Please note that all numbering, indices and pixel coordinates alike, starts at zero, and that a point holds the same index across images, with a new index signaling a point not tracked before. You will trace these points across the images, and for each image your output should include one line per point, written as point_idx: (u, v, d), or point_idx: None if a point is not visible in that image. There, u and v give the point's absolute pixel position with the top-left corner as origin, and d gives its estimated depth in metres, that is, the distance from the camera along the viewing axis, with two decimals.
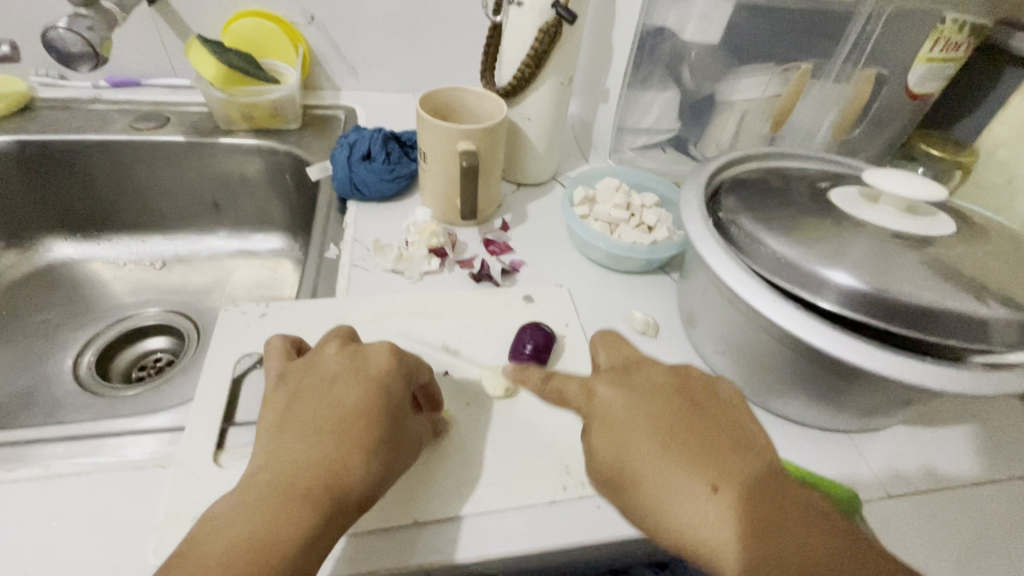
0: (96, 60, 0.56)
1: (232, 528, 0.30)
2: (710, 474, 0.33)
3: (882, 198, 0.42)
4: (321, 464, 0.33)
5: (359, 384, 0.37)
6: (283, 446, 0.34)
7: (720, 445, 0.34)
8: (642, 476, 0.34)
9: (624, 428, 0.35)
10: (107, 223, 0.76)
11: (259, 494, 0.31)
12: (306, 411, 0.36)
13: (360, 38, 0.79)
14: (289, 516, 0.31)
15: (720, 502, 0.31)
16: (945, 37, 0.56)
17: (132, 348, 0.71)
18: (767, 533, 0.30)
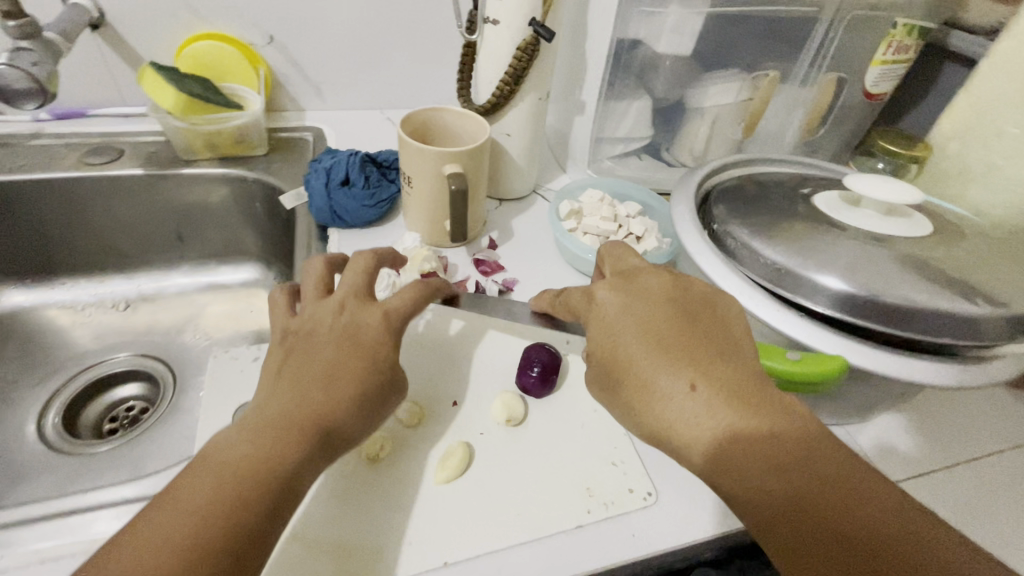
0: (44, 96, 0.51)
1: (229, 458, 0.34)
2: (694, 371, 0.35)
3: (862, 202, 0.44)
4: (313, 403, 0.37)
5: (343, 330, 0.40)
6: (276, 391, 0.38)
7: (704, 349, 0.36)
8: (629, 369, 0.36)
9: (616, 327, 0.38)
10: (60, 265, 0.71)
11: (253, 436, 0.35)
12: (302, 359, 0.39)
13: (323, 57, 0.76)
14: (284, 449, 0.35)
15: (701, 395, 0.34)
16: (896, 41, 0.60)
17: (101, 399, 0.66)
18: (740, 427, 0.33)
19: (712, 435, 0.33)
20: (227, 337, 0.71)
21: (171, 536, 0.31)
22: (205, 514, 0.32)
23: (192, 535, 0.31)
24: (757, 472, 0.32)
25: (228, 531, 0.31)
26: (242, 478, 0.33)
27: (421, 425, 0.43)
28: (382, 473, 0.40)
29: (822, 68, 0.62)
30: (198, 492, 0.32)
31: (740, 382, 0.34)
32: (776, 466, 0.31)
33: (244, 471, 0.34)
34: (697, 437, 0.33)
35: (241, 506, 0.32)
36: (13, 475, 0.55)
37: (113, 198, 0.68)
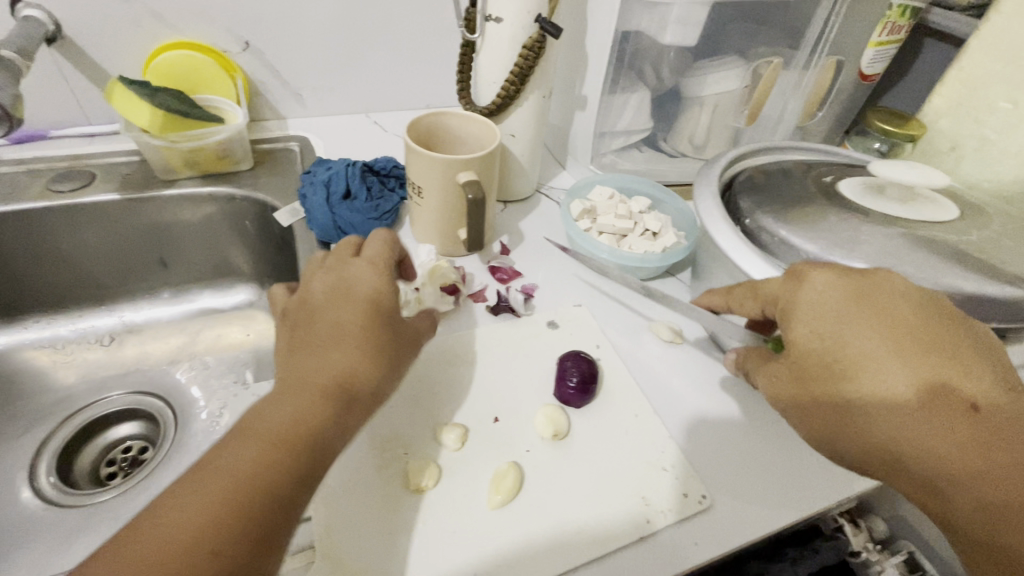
0: (10, 123, 0.47)
1: (254, 428, 0.33)
2: (948, 382, 0.32)
3: (885, 188, 0.45)
4: (339, 367, 0.36)
5: (358, 304, 0.38)
6: (304, 356, 0.36)
7: (974, 369, 0.33)
8: (864, 366, 0.33)
9: (846, 320, 0.34)
10: (32, 302, 0.66)
11: (284, 403, 0.34)
12: (307, 331, 0.38)
13: (304, 61, 0.72)
14: (312, 410, 0.34)
15: (950, 408, 0.32)
16: (891, 22, 0.62)
17: (96, 442, 0.62)
18: (987, 446, 0.31)
19: (951, 443, 0.31)
20: (227, 365, 0.67)
21: (213, 498, 0.30)
22: (236, 486, 0.30)
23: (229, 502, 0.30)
24: (980, 479, 0.31)
25: (258, 512, 0.30)
26: (271, 444, 0.32)
27: (465, 446, 0.42)
28: (433, 502, 0.39)
29: (819, 52, 0.63)
30: (231, 456, 0.32)
31: (993, 399, 0.32)
32: (1018, 483, 0.30)
33: (269, 438, 0.32)
34: (935, 442, 0.32)
35: (269, 470, 0.31)
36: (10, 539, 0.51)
37: (89, 226, 0.63)
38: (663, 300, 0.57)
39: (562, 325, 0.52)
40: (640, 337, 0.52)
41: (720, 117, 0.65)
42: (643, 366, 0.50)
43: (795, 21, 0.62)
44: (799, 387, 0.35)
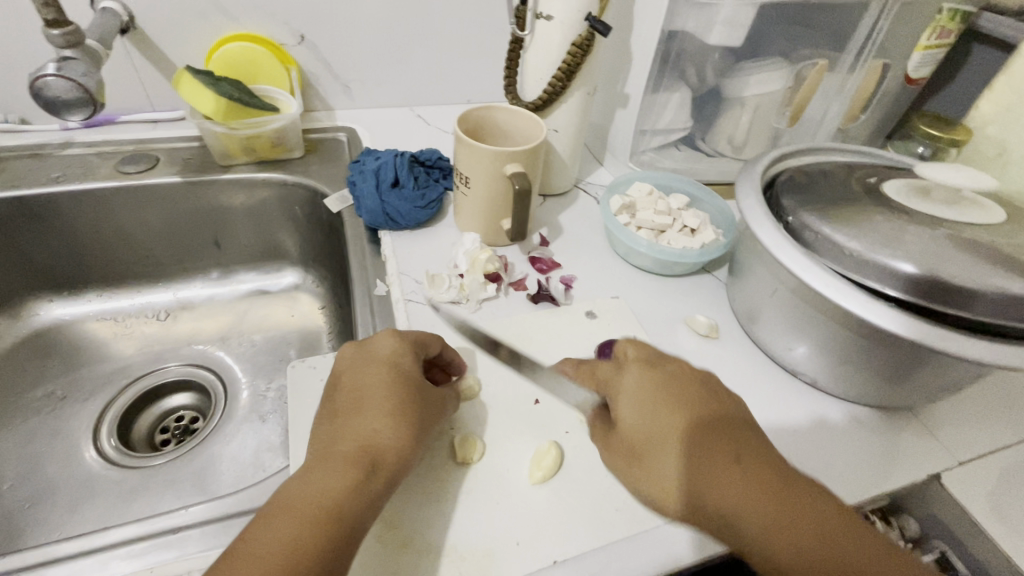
0: (93, 106, 0.50)
1: (292, 496, 0.34)
2: (722, 443, 0.37)
3: (931, 190, 0.45)
4: (362, 434, 0.37)
5: (379, 370, 0.40)
6: (330, 430, 0.38)
7: (743, 432, 0.38)
8: (658, 445, 0.38)
9: (640, 406, 0.39)
10: (96, 277, 0.70)
11: (316, 472, 0.35)
12: (344, 401, 0.39)
13: (355, 55, 0.75)
14: (334, 478, 0.34)
15: (726, 463, 0.36)
16: (942, 26, 0.62)
17: (152, 410, 0.66)
18: (777, 495, 0.34)
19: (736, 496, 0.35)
20: (273, 344, 0.70)
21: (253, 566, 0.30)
22: (272, 554, 0.31)
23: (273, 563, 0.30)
24: (783, 537, 0.33)
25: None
26: (307, 512, 0.33)
27: (508, 424, 0.44)
28: (479, 475, 0.41)
29: (865, 55, 0.63)
30: (268, 519, 0.33)
31: (762, 458, 0.37)
32: (805, 530, 0.33)
33: (306, 504, 0.33)
34: (726, 499, 0.35)
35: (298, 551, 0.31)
36: (77, 496, 0.55)
37: (151, 206, 0.67)
38: (699, 296, 0.58)
39: (601, 315, 0.53)
40: (677, 331, 0.54)
41: (761, 119, 0.66)
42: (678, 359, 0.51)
43: (842, 24, 0.63)
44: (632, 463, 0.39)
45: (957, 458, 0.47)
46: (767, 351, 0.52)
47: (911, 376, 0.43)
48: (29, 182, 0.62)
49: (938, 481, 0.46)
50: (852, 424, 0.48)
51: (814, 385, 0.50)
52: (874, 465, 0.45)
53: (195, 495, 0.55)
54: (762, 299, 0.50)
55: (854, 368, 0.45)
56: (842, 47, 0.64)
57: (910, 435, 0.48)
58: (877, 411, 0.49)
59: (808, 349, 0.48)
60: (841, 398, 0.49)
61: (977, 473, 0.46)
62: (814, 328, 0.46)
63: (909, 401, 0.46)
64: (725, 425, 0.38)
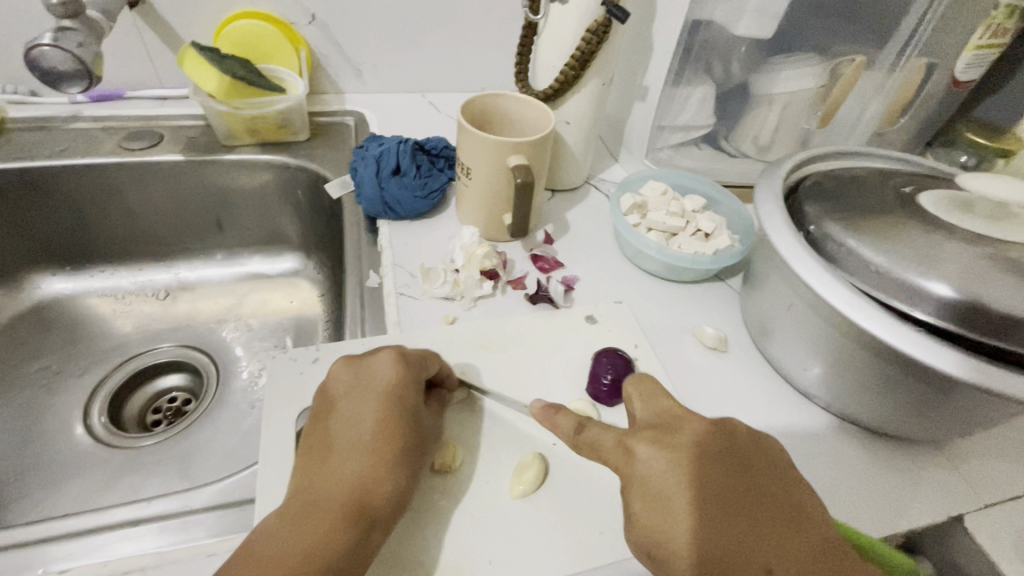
0: (90, 79, 0.49)
1: (274, 549, 0.31)
2: (749, 543, 0.31)
3: (973, 203, 0.41)
4: (358, 475, 0.34)
5: (374, 403, 0.37)
6: (324, 461, 0.35)
7: (779, 521, 0.32)
8: (676, 563, 0.31)
9: (661, 516, 0.32)
10: (98, 253, 0.70)
11: (306, 510, 0.33)
12: (333, 435, 0.36)
13: (367, 38, 0.73)
14: (323, 529, 0.32)
15: (753, 574, 0.30)
16: (995, 24, 0.56)
17: (145, 390, 0.66)
18: None
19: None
20: (269, 330, 0.69)
21: None
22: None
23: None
24: None
25: None
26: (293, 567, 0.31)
27: (493, 429, 0.42)
28: (455, 484, 0.38)
29: (910, 54, 0.58)
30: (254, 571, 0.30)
31: (794, 561, 0.31)
32: None
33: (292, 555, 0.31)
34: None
35: None
36: (62, 472, 0.54)
37: (154, 184, 0.66)
38: (709, 306, 0.54)
39: (601, 320, 0.50)
40: (682, 341, 0.51)
41: (789, 118, 0.61)
42: (682, 372, 0.48)
43: (885, 19, 0.58)
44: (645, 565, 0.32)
45: (984, 500, 0.43)
46: (780, 370, 0.48)
47: (938, 409, 0.39)
48: (34, 155, 0.62)
49: (961, 523, 0.42)
50: (867, 455, 0.44)
51: (829, 409, 0.46)
52: (890, 502, 0.42)
53: (177, 480, 0.54)
54: (776, 313, 0.46)
55: (874, 394, 0.41)
56: (883, 43, 0.59)
57: (932, 470, 0.44)
58: (897, 442, 0.45)
59: (826, 370, 0.44)
60: (859, 426, 0.45)
61: (1006, 517, 0.42)
62: (831, 349, 0.42)
63: (934, 435, 0.42)
64: (751, 516, 0.32)
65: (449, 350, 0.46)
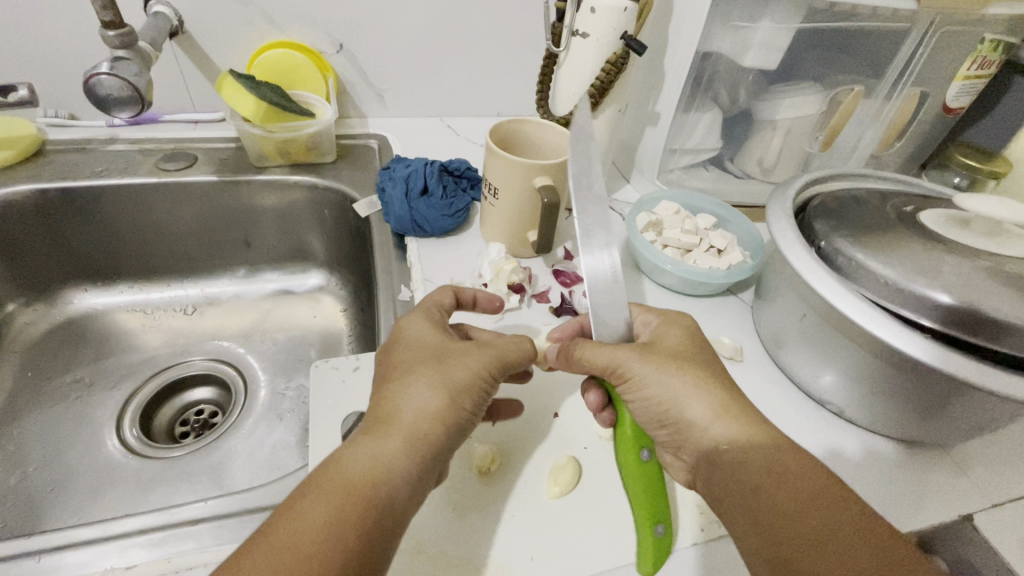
0: (141, 104, 0.52)
1: (342, 468, 0.33)
2: (738, 406, 0.38)
3: (971, 221, 0.44)
4: (441, 424, 0.36)
5: (424, 345, 0.40)
6: (399, 397, 0.37)
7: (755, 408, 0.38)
8: (693, 382, 0.39)
9: (675, 368, 0.40)
10: (129, 270, 0.72)
11: (385, 443, 0.34)
12: (392, 370, 0.39)
13: (390, 66, 0.77)
14: (383, 452, 0.34)
15: (737, 422, 0.37)
16: (982, 56, 0.61)
17: (174, 402, 0.67)
18: (777, 463, 0.34)
19: (747, 468, 0.35)
20: (295, 343, 0.71)
21: (312, 533, 0.30)
22: (336, 531, 0.30)
23: (336, 539, 0.30)
24: (765, 492, 0.34)
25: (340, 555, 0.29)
26: (377, 497, 0.32)
27: (526, 437, 0.45)
28: (495, 485, 0.41)
29: (908, 84, 0.63)
30: (325, 486, 0.32)
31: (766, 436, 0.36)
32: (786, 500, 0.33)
33: (377, 486, 0.33)
34: (734, 462, 0.35)
35: (349, 525, 0.31)
36: (96, 482, 0.55)
37: (186, 203, 0.69)
38: (723, 318, 0.58)
39: None
40: None
41: (792, 141, 0.66)
42: None
43: (878, 52, 0.62)
44: (678, 370, 0.40)
45: (991, 500, 0.45)
46: (794, 379, 0.51)
47: (945, 413, 0.42)
48: (75, 174, 0.65)
49: (970, 522, 0.44)
50: (880, 458, 0.46)
51: (841, 415, 0.49)
52: (905, 502, 0.44)
53: (211, 488, 0.55)
54: (788, 323, 0.49)
55: (885, 400, 0.44)
56: (878, 74, 0.63)
57: (941, 473, 0.46)
58: (907, 444, 0.48)
59: (839, 378, 0.46)
60: (869, 430, 0.48)
61: (1010, 515, 0.45)
62: (841, 356, 0.45)
63: (941, 438, 0.45)
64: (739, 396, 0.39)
65: None
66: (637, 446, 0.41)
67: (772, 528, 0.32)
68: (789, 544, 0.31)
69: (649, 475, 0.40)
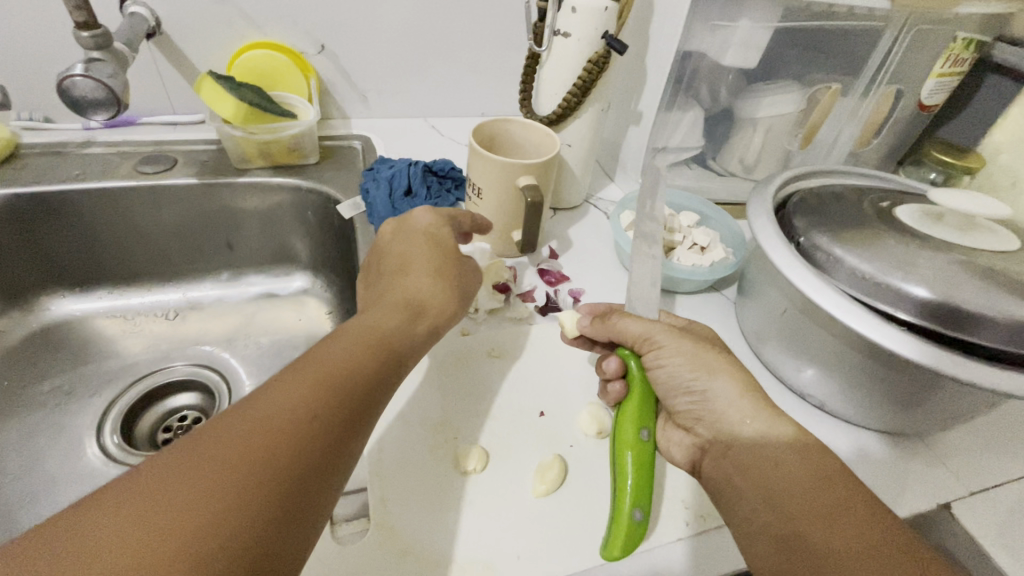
0: (118, 107, 0.51)
1: (361, 325, 0.37)
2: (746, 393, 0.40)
3: (945, 216, 0.45)
4: (439, 304, 0.41)
5: (425, 237, 0.45)
6: (407, 276, 0.42)
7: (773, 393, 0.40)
8: (721, 358, 0.42)
9: (706, 349, 0.42)
10: (108, 275, 0.71)
11: (396, 310, 0.39)
12: (408, 252, 0.44)
13: (373, 66, 0.76)
14: (397, 317, 0.39)
15: (760, 405, 0.39)
16: (954, 54, 0.62)
17: (156, 408, 0.66)
18: (799, 446, 0.36)
19: (769, 448, 0.37)
20: (280, 346, 0.70)
21: (333, 362, 0.33)
22: (357, 366, 0.34)
23: (354, 371, 0.34)
24: (784, 469, 0.36)
25: (359, 389, 0.33)
26: (390, 347, 0.37)
27: (511, 437, 0.45)
28: (482, 486, 0.41)
29: (883, 82, 0.64)
30: (349, 334, 0.36)
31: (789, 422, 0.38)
32: (802, 478, 0.35)
33: (388, 341, 0.37)
34: (756, 442, 0.37)
35: (364, 368, 0.34)
36: (77, 491, 0.54)
37: (166, 205, 0.68)
38: (708, 314, 0.58)
39: None
40: None
41: (773, 139, 0.66)
42: None
43: (856, 51, 0.63)
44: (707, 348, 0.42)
45: (968, 489, 0.46)
46: (777, 373, 0.52)
47: (924, 404, 0.43)
48: (50, 178, 0.63)
49: (949, 511, 0.45)
50: (861, 449, 0.47)
51: (824, 408, 0.49)
52: (885, 492, 0.45)
53: None
54: (770, 318, 0.50)
55: (865, 392, 0.45)
56: (855, 72, 0.64)
57: (921, 463, 0.47)
58: (888, 436, 0.48)
59: (823, 371, 0.47)
60: (851, 422, 0.49)
61: (987, 503, 0.46)
62: (823, 349, 0.45)
63: (920, 429, 0.46)
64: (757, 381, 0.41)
65: (467, 359, 0.50)
66: (637, 422, 0.42)
67: (787, 501, 0.34)
68: (803, 514, 0.33)
69: (643, 451, 0.40)
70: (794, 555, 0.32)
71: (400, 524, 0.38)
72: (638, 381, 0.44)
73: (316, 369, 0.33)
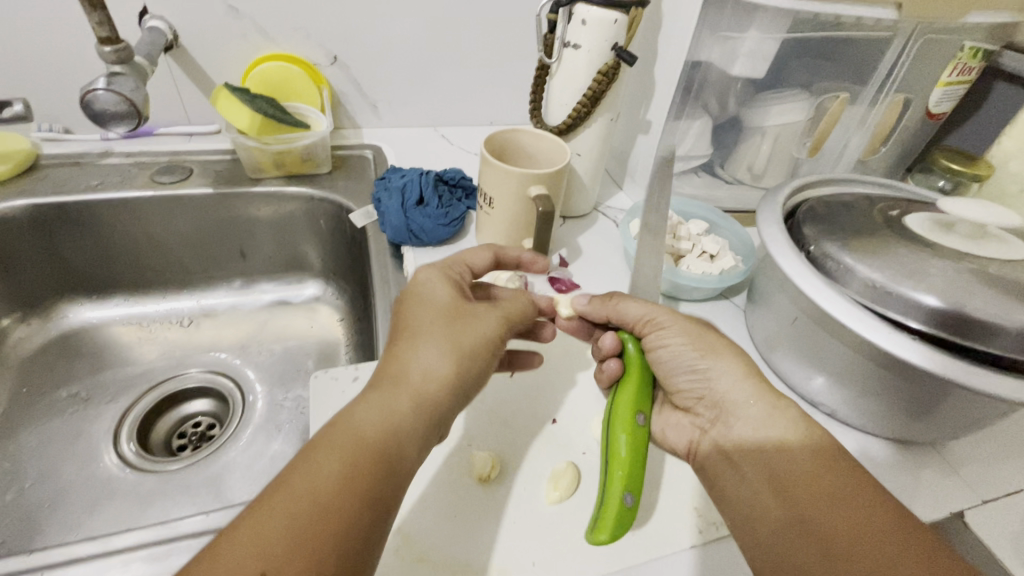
0: (138, 119, 0.53)
1: (361, 421, 0.33)
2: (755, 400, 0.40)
3: (954, 225, 0.45)
4: (444, 389, 0.37)
5: (429, 305, 0.40)
6: (408, 355, 0.37)
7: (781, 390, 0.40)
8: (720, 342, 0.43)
9: (705, 330, 0.44)
10: (123, 283, 0.72)
11: (398, 398, 0.35)
12: (411, 322, 0.39)
13: (384, 77, 0.77)
14: (399, 409, 0.35)
15: (765, 397, 0.40)
16: (961, 63, 0.63)
17: (170, 414, 0.67)
18: (805, 436, 0.37)
19: (774, 439, 0.37)
20: (292, 354, 0.71)
21: (326, 477, 0.30)
22: (352, 479, 0.31)
23: (348, 479, 0.31)
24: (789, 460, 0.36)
25: (356, 505, 0.30)
26: (389, 449, 0.33)
27: (523, 444, 0.45)
28: (495, 492, 0.42)
29: (891, 91, 0.64)
30: (344, 431, 0.33)
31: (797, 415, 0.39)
32: (808, 468, 0.35)
33: (388, 442, 0.33)
34: (761, 434, 0.38)
35: (359, 481, 0.31)
36: (93, 497, 0.55)
37: (181, 215, 0.69)
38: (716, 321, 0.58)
39: None
40: None
41: (781, 148, 0.67)
42: None
43: (863, 60, 0.64)
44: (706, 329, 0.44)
45: (981, 498, 0.46)
46: (787, 381, 0.52)
47: (935, 412, 0.43)
48: (69, 189, 0.65)
49: (962, 520, 0.45)
50: (873, 457, 0.47)
51: (835, 416, 0.50)
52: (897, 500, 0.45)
53: (209, 502, 0.55)
54: (780, 326, 0.50)
55: (876, 399, 0.45)
56: (863, 80, 0.65)
57: (933, 472, 0.47)
58: (899, 444, 0.48)
59: (832, 379, 0.47)
60: (861, 429, 0.49)
61: (1000, 512, 0.45)
62: (833, 357, 0.46)
63: (932, 437, 0.46)
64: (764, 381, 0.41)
65: None
66: (634, 407, 0.42)
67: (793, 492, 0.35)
68: (810, 505, 0.34)
69: (637, 439, 0.40)
70: (801, 545, 0.33)
71: (416, 532, 0.39)
72: (637, 361, 0.46)
73: (308, 483, 0.30)
